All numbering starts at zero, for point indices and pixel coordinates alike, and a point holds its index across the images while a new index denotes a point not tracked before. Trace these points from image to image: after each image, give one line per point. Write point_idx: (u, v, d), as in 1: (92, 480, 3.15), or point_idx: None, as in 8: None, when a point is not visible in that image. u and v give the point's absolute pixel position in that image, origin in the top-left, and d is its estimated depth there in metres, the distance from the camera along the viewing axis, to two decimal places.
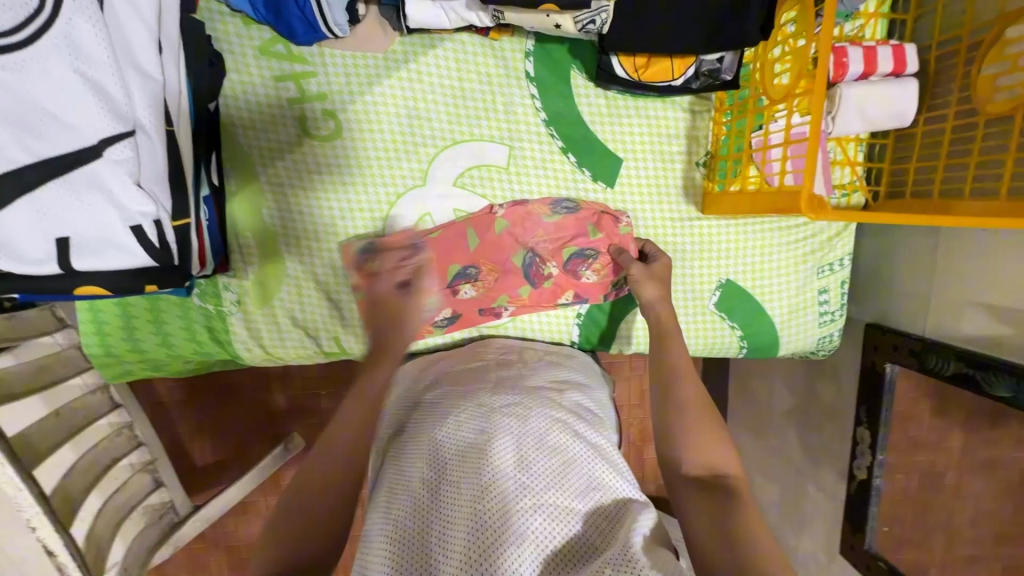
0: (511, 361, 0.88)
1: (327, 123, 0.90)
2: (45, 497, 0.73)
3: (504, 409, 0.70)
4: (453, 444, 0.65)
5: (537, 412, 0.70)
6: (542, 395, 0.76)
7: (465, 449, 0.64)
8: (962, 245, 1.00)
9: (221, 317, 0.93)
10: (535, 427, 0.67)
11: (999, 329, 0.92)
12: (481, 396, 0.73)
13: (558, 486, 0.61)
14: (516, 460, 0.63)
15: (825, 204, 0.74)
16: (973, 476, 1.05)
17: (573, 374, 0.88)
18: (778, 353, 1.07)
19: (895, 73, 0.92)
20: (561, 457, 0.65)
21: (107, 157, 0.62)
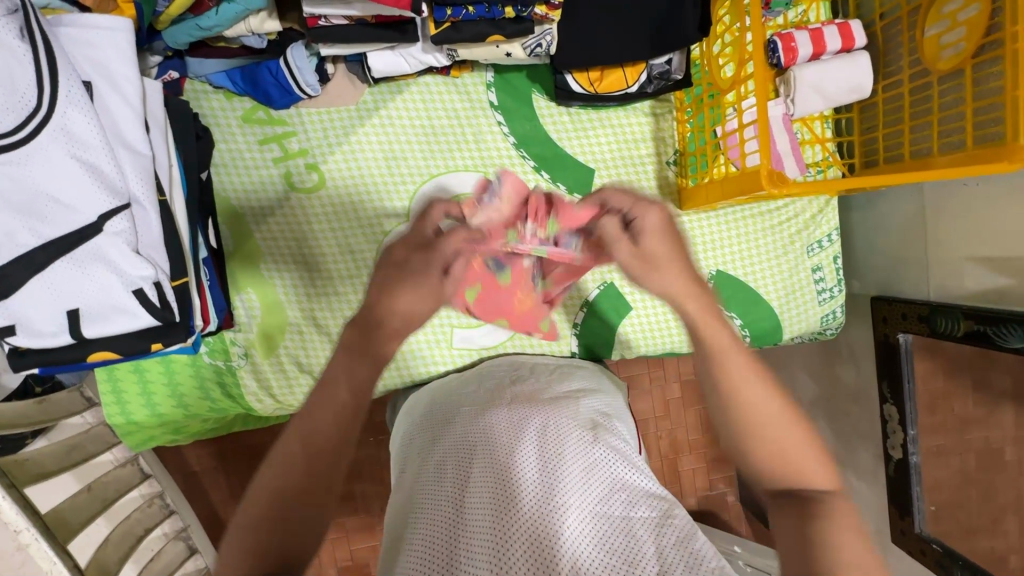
0: (524, 375, 0.89)
1: (311, 175, 0.96)
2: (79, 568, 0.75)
3: (522, 419, 0.70)
4: (480, 457, 0.66)
5: (557, 419, 0.71)
6: (563, 404, 0.77)
7: (491, 463, 0.65)
8: (948, 204, 0.99)
9: (231, 372, 0.97)
10: (557, 434, 0.68)
11: (999, 280, 0.91)
12: (484, 415, 0.74)
13: (582, 493, 0.61)
14: (541, 471, 0.63)
15: (784, 177, 0.76)
16: None
17: (585, 381, 0.89)
18: (783, 338, 1.06)
19: (844, 49, 0.95)
20: (584, 458, 0.65)
21: (107, 230, 0.67)
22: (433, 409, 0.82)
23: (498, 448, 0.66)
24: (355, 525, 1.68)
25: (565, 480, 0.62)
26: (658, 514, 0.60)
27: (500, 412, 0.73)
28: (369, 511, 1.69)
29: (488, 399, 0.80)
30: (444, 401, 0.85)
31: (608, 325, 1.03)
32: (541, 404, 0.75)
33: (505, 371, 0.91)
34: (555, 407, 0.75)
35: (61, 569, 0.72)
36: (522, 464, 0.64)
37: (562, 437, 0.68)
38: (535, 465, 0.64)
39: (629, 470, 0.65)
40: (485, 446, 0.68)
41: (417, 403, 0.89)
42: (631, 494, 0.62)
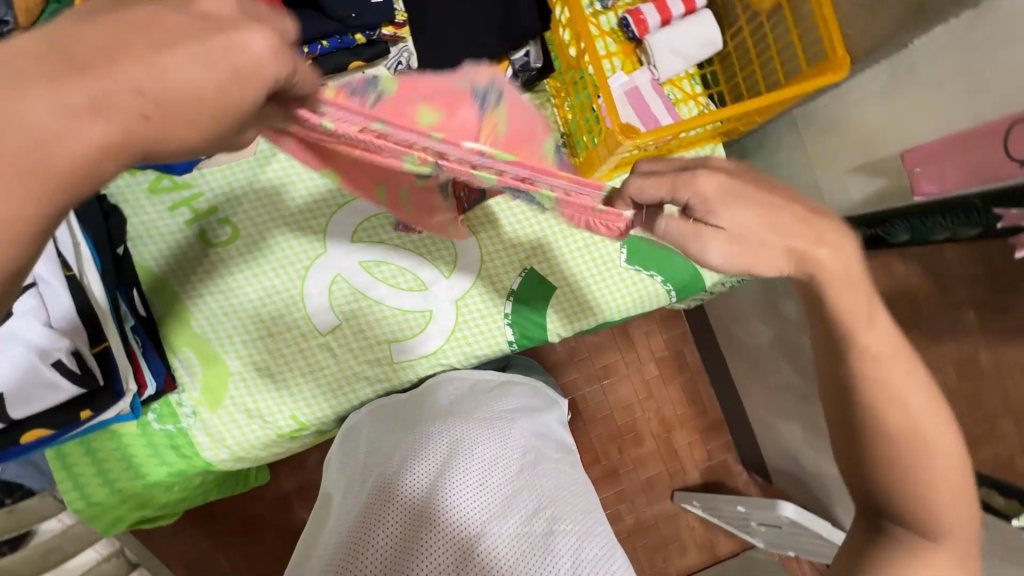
0: (460, 395, 0.93)
1: (225, 229, 1.00)
2: None
3: (454, 438, 0.75)
4: (409, 471, 0.69)
5: (484, 438, 0.76)
6: (490, 420, 0.82)
7: (420, 479, 0.68)
8: (818, 127, 1.06)
9: (183, 433, 0.98)
10: (484, 455, 0.73)
11: (878, 182, 0.96)
12: (416, 431, 0.77)
13: (505, 515, 0.66)
14: (470, 489, 0.67)
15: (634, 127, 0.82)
16: None
17: (525, 403, 0.94)
18: (705, 285, 1.10)
19: (688, 11, 1.03)
20: (513, 477, 0.72)
21: (18, 312, 0.72)
22: (358, 443, 0.88)
23: (439, 457, 0.71)
24: None
25: (495, 497, 0.68)
26: (574, 538, 0.67)
27: (447, 422, 0.78)
28: None
29: (437, 410, 0.85)
30: (372, 427, 0.90)
31: (538, 309, 1.06)
32: (485, 420, 0.81)
33: (445, 389, 0.95)
34: (499, 424, 0.81)
35: None
36: (451, 482, 0.67)
37: (496, 454, 0.74)
38: (464, 484, 0.67)
39: (548, 495, 0.72)
40: (416, 461, 0.71)
41: (359, 424, 0.93)
42: (551, 515, 0.68)
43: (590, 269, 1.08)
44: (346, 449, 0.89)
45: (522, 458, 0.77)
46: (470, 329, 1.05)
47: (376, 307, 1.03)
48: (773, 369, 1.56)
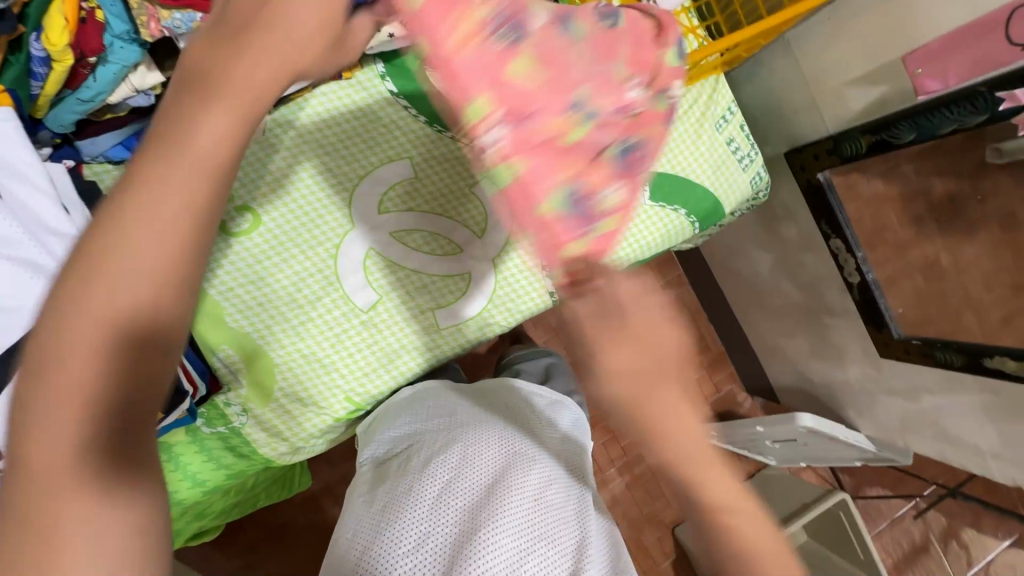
0: (518, 404, 0.99)
1: (244, 216, 0.95)
2: None
3: (517, 455, 0.86)
4: (473, 475, 0.82)
5: (542, 462, 0.86)
6: (548, 442, 0.92)
7: (480, 486, 0.81)
8: (812, 46, 1.10)
9: (237, 432, 0.95)
10: (539, 482, 0.83)
11: (880, 90, 1.02)
12: (485, 436, 0.88)
13: (542, 542, 0.77)
14: (522, 511, 0.79)
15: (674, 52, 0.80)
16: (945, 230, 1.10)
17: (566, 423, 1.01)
18: (724, 213, 1.15)
19: None
20: (543, 500, 0.81)
21: None
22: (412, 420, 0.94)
23: (475, 479, 0.82)
24: None
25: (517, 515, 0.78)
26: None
27: (487, 442, 0.87)
28: None
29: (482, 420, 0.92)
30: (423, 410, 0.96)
31: None
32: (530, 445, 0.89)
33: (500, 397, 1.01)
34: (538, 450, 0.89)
35: None
36: (508, 496, 0.79)
37: (534, 479, 0.83)
38: (518, 504, 0.79)
39: (583, 535, 0.81)
40: (478, 467, 0.83)
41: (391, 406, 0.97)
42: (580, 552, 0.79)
43: None
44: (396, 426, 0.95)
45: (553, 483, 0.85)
46: (510, 286, 1.05)
47: (414, 278, 1.01)
48: (775, 292, 1.63)
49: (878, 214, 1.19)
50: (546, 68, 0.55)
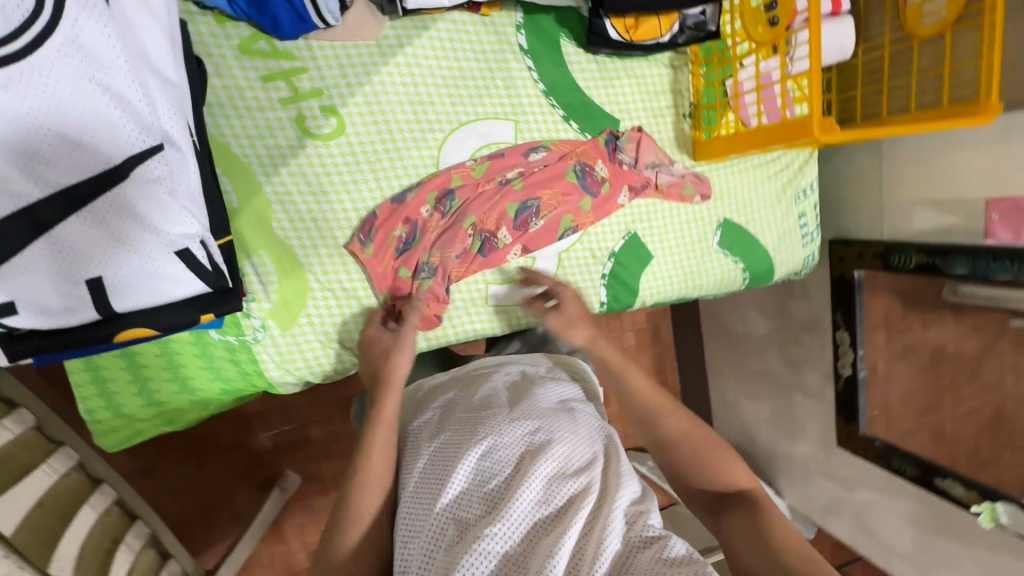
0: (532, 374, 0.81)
1: (329, 120, 0.85)
2: None
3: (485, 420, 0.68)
4: (444, 454, 0.67)
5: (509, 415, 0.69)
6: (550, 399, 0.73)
7: (450, 463, 0.65)
8: (902, 154, 1.15)
9: (247, 348, 0.84)
10: (521, 443, 0.65)
11: (947, 219, 1.09)
12: (458, 410, 0.73)
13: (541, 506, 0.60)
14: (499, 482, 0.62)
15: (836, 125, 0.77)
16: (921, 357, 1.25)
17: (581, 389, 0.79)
18: (772, 278, 1.18)
19: (833, 12, 1.04)
20: (555, 486, 0.62)
21: (137, 176, 0.55)
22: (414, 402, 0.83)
23: (465, 498, 0.62)
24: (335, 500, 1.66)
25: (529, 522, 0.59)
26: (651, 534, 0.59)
27: (466, 438, 0.67)
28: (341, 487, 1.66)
29: (460, 416, 0.71)
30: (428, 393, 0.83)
31: (633, 275, 1.06)
32: (519, 422, 0.67)
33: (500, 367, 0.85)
34: (537, 426, 0.67)
35: None
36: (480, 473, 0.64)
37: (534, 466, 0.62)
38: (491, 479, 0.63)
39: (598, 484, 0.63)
40: (443, 446, 0.68)
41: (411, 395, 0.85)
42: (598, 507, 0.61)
43: (685, 244, 1.09)
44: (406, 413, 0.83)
45: (564, 463, 0.64)
46: (566, 284, 1.02)
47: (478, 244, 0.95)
48: (757, 357, 1.72)
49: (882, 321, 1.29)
50: (485, 176, 0.93)
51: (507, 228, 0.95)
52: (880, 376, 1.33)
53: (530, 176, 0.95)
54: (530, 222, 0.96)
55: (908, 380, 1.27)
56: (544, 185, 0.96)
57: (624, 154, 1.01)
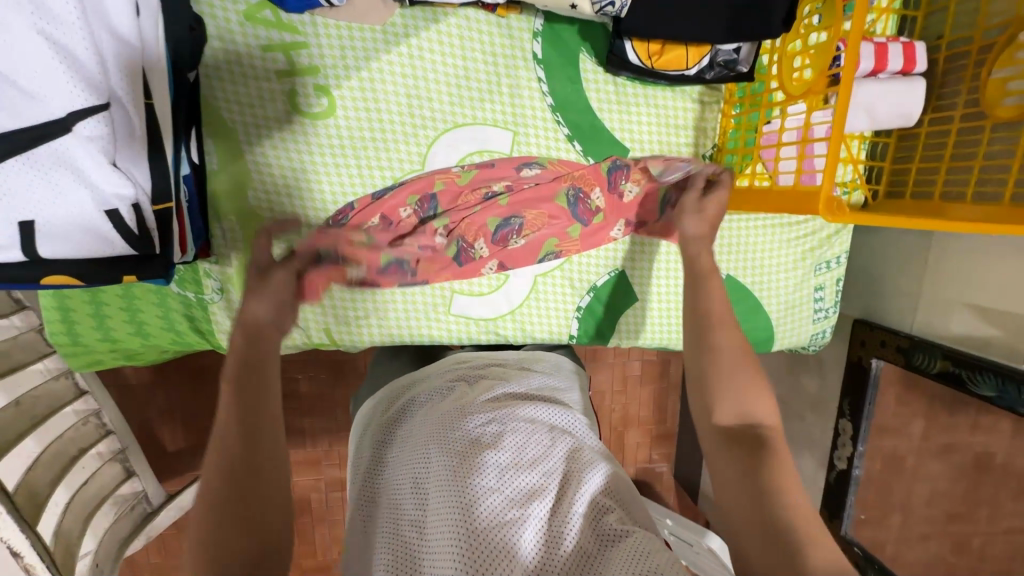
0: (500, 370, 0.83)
1: (320, 99, 0.83)
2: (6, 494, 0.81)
3: (453, 414, 0.70)
4: (413, 446, 0.68)
5: (474, 410, 0.71)
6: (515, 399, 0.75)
7: (417, 453, 0.67)
8: (954, 244, 1.01)
9: (202, 306, 0.87)
10: (489, 435, 0.66)
11: (987, 329, 0.95)
12: (430, 406, 0.75)
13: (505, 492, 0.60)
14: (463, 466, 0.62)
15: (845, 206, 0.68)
16: (935, 464, 1.11)
17: (548, 381, 0.83)
18: (773, 349, 1.07)
19: (903, 71, 0.91)
20: (514, 472, 0.62)
21: (78, 133, 0.56)
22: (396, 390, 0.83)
23: (429, 483, 0.62)
24: (307, 456, 1.72)
25: (490, 503, 0.58)
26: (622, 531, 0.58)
27: (431, 436, 0.68)
28: (315, 445, 1.72)
29: (424, 415, 0.73)
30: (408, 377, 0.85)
31: (610, 313, 1.01)
32: (479, 420, 0.68)
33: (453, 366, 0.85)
34: (496, 424, 0.68)
35: None
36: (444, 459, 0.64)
37: (490, 453, 0.64)
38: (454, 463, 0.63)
39: (563, 480, 0.63)
40: (413, 437, 0.70)
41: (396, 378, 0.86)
42: (561, 502, 0.60)
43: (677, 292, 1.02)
44: (382, 399, 0.81)
45: (522, 455, 0.65)
46: (536, 309, 0.98)
47: None
48: None
49: (886, 411, 1.17)
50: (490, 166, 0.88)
51: (486, 239, 0.86)
52: (907, 469, 1.15)
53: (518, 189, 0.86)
54: (510, 240, 0.87)
55: (940, 480, 1.10)
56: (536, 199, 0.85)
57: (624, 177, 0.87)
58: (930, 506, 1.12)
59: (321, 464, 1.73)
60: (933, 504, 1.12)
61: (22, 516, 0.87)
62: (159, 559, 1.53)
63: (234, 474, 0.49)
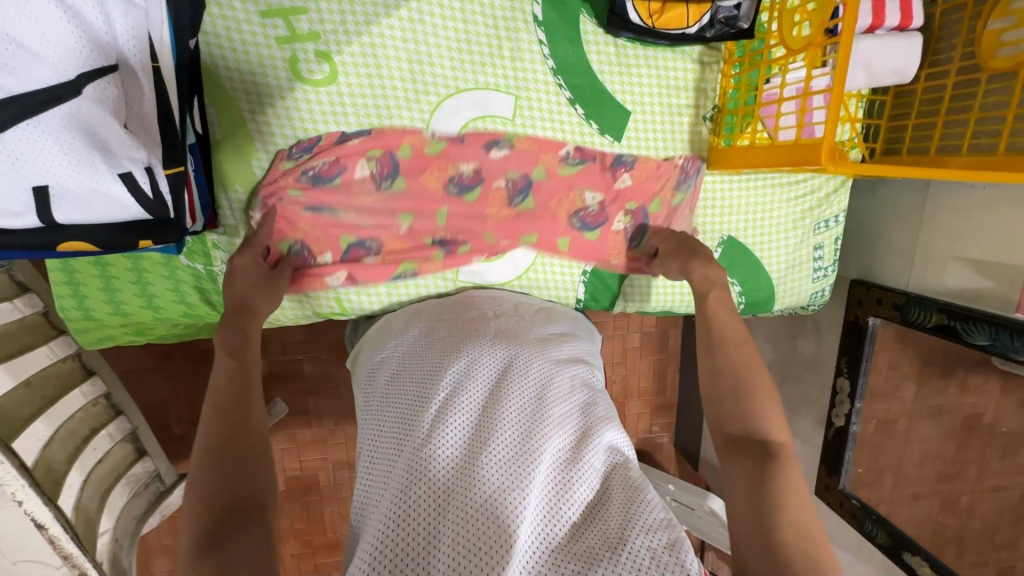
0: (508, 313, 0.84)
1: (322, 66, 0.82)
2: (26, 469, 0.82)
3: (475, 354, 0.71)
4: (429, 379, 0.69)
5: (493, 351, 0.72)
6: (531, 340, 0.77)
7: (434, 386, 0.68)
8: (950, 199, 1.03)
9: (212, 277, 0.88)
10: (510, 377, 0.69)
11: (982, 282, 0.97)
12: (447, 339, 0.76)
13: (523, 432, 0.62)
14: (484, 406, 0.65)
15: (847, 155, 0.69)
16: (924, 422, 1.14)
17: (570, 330, 0.87)
18: (773, 309, 1.10)
19: (900, 27, 0.92)
20: (535, 404, 0.66)
21: (88, 95, 0.56)
22: (401, 324, 0.84)
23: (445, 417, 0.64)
24: (313, 435, 1.74)
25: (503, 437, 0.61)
26: (628, 487, 0.62)
27: (450, 372, 0.69)
28: (321, 424, 1.74)
29: (440, 350, 0.74)
30: (412, 314, 0.87)
31: (616, 276, 1.04)
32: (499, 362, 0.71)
33: (488, 305, 0.87)
34: (516, 365, 0.70)
35: (9, 465, 0.80)
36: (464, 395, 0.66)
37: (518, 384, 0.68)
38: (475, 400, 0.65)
39: (579, 429, 0.66)
40: (428, 370, 0.71)
41: (396, 319, 0.88)
42: (576, 449, 0.63)
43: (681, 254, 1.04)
44: (389, 334, 0.83)
45: (546, 388, 0.69)
46: (544, 274, 1.01)
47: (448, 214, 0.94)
48: None
49: (878, 376, 1.21)
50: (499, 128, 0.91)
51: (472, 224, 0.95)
52: (899, 432, 1.18)
53: (486, 172, 0.93)
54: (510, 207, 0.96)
55: (930, 442, 1.13)
56: (506, 154, 0.93)
57: (631, 172, 0.98)
58: (927, 465, 1.13)
59: (328, 442, 1.75)
60: (923, 466, 1.14)
61: (42, 491, 0.88)
62: (173, 537, 1.56)
63: (228, 440, 0.63)
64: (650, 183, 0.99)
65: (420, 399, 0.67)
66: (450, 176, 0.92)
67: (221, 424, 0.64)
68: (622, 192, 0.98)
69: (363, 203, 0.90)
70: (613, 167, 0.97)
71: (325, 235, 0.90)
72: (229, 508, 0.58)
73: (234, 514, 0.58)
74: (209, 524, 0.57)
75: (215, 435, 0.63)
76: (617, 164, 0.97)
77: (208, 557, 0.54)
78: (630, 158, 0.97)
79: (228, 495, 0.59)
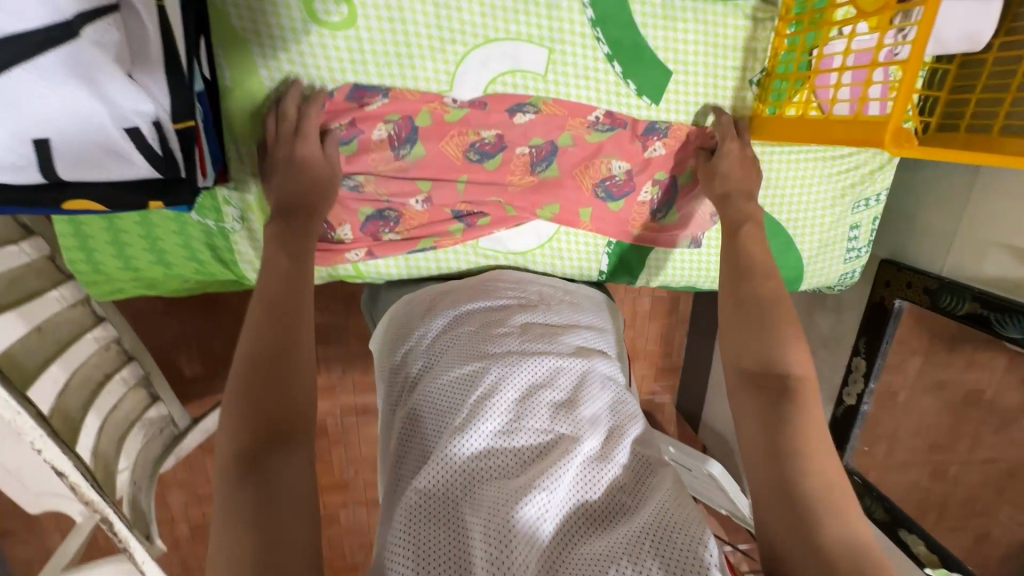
0: (534, 303, 0.82)
1: (339, 8, 0.75)
2: (43, 420, 0.82)
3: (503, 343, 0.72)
4: (457, 367, 0.69)
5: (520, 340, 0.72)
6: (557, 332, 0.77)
7: (462, 374, 0.68)
8: (1001, 181, 0.97)
9: (224, 235, 0.84)
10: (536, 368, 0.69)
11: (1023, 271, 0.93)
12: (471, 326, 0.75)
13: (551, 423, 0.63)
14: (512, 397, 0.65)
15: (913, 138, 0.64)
16: (923, 395, 1.16)
17: (596, 321, 0.85)
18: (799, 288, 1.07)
19: None
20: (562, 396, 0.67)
21: (88, 38, 0.50)
22: (422, 306, 0.82)
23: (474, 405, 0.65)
24: (323, 382, 1.76)
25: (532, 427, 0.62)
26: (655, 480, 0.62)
27: (478, 361, 0.69)
28: (330, 373, 1.75)
29: (466, 338, 0.74)
30: (434, 294, 0.84)
31: (640, 250, 1.02)
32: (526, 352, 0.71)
33: (513, 291, 0.84)
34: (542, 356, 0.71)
35: (26, 417, 0.80)
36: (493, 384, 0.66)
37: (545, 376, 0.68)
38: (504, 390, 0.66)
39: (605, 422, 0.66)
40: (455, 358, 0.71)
41: (414, 301, 0.84)
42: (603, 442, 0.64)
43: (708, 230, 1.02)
44: (411, 317, 0.81)
45: (584, 382, 0.70)
46: (566, 245, 0.98)
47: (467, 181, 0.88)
48: None
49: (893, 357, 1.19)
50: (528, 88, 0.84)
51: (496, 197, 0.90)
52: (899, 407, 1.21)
53: (509, 139, 0.87)
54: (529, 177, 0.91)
55: (929, 420, 1.15)
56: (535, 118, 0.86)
57: (665, 138, 0.91)
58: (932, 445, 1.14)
59: (336, 390, 1.78)
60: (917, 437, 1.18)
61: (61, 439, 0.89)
62: (187, 475, 1.61)
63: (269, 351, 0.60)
64: (683, 152, 0.93)
65: (448, 387, 0.68)
66: (471, 143, 0.86)
67: (262, 335, 0.61)
68: (653, 159, 0.93)
69: (380, 171, 0.84)
70: (645, 136, 0.90)
71: (346, 208, 0.86)
72: (271, 420, 0.56)
73: (278, 431, 0.55)
74: (248, 438, 0.54)
75: (257, 344, 0.60)
76: (649, 130, 0.90)
77: (249, 474, 0.52)
78: (662, 124, 0.90)
79: (270, 406, 0.56)
